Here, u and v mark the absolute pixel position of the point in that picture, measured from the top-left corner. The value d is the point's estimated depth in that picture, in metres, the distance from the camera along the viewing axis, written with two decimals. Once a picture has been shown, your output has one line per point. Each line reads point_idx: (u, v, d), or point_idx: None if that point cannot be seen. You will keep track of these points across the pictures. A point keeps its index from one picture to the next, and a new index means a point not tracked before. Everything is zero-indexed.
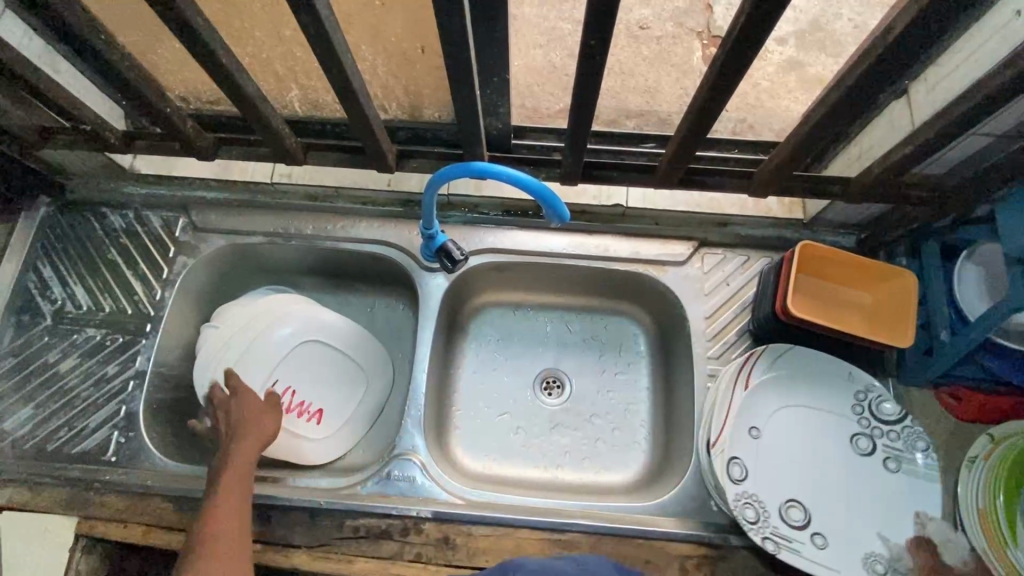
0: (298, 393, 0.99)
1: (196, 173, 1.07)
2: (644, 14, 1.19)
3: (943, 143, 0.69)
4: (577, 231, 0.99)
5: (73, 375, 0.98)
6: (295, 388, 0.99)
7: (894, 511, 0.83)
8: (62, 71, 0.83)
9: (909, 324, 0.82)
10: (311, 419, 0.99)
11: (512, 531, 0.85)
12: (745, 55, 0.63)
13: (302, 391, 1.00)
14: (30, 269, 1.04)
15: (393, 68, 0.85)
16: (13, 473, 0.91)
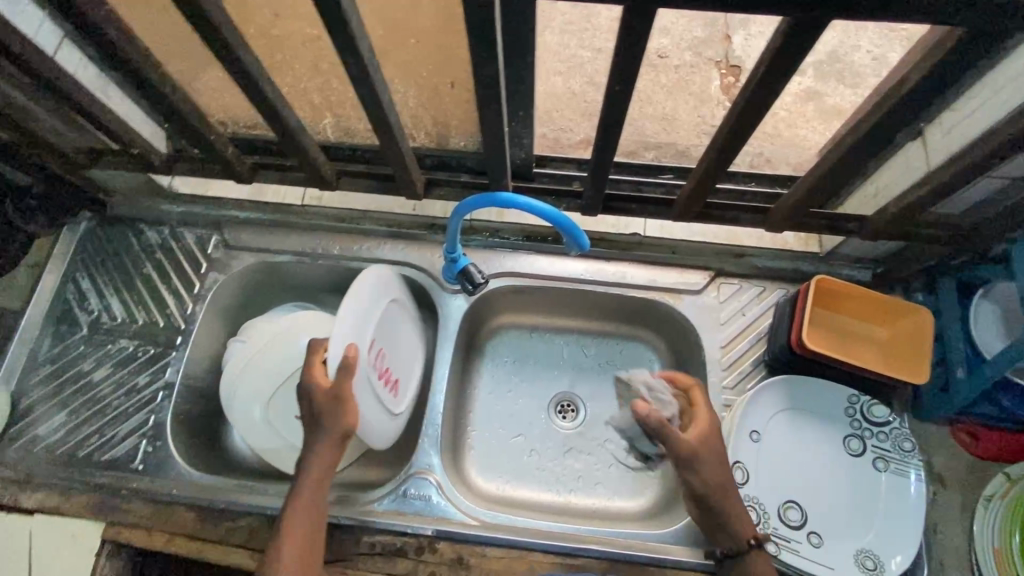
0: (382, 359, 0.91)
1: (233, 194, 1.13)
2: (662, 43, 1.22)
3: (960, 186, 0.71)
4: (597, 259, 1.02)
5: (106, 384, 1.02)
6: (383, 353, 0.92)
7: (893, 514, 0.83)
8: (116, 97, 0.89)
9: (926, 360, 0.83)
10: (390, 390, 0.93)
11: (525, 554, 0.87)
12: (767, 95, 0.66)
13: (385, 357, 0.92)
14: (70, 280, 1.08)
15: (424, 100, 0.89)
16: (46, 477, 0.95)
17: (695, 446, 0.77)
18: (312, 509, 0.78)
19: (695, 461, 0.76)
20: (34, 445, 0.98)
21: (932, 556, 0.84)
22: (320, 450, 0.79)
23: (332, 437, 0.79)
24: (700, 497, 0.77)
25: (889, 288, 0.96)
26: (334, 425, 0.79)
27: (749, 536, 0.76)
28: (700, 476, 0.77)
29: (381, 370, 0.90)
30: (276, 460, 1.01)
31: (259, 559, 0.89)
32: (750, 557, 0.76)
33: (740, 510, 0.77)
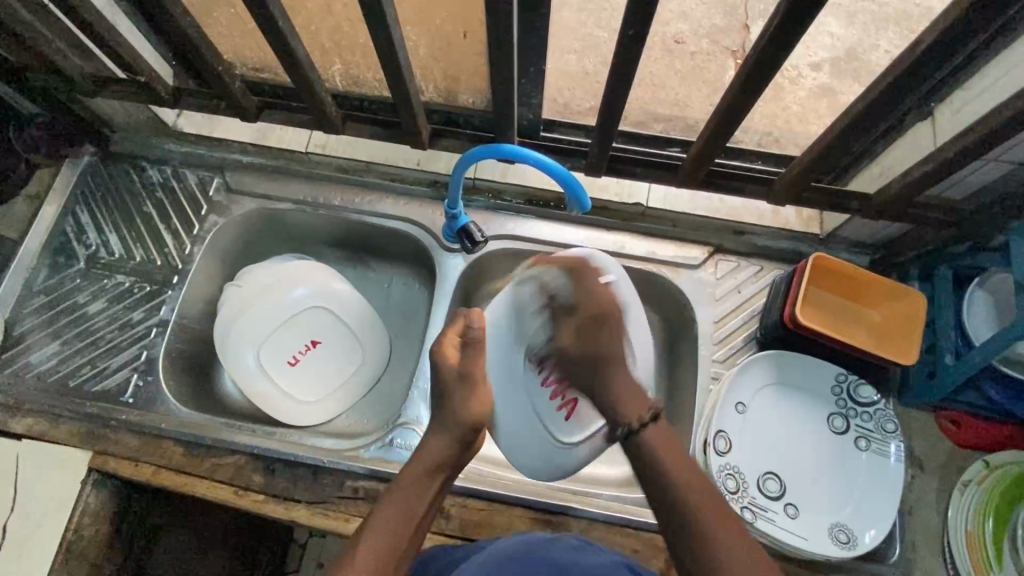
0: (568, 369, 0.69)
1: (236, 137, 1.10)
2: (680, 28, 1.17)
3: (965, 162, 0.71)
4: (598, 227, 1.02)
5: (100, 317, 1.02)
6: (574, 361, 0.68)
7: (870, 493, 0.84)
8: (125, 25, 0.88)
9: (914, 341, 0.84)
10: (566, 411, 0.70)
11: (505, 508, 0.88)
12: (779, 51, 0.66)
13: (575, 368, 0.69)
14: (70, 213, 1.08)
15: (435, 50, 0.88)
16: (35, 403, 0.95)
17: (586, 332, 0.65)
18: (413, 507, 0.65)
19: (598, 321, 0.65)
20: (25, 372, 0.98)
21: (905, 537, 0.85)
22: (432, 443, 0.70)
23: (456, 428, 0.70)
24: (592, 381, 0.64)
25: (887, 274, 0.96)
26: (457, 410, 0.71)
27: (638, 415, 0.63)
28: (602, 336, 0.64)
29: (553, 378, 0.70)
30: (265, 405, 1.02)
31: (241, 496, 0.90)
32: (639, 438, 0.63)
33: (638, 385, 0.64)
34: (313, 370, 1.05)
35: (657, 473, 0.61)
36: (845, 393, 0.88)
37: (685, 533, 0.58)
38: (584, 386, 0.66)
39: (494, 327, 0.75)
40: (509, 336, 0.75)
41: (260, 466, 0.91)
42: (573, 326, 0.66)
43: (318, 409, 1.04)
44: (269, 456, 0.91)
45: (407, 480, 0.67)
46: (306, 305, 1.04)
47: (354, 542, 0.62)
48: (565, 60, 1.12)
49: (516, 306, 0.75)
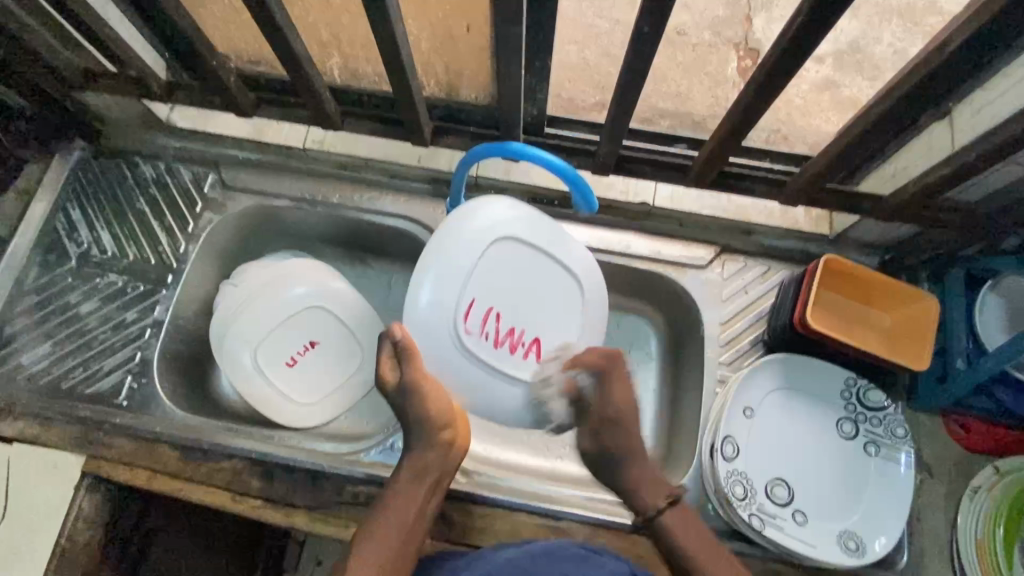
0: (502, 319, 0.83)
1: (232, 132, 1.07)
2: (682, 19, 1.15)
3: (986, 165, 0.69)
4: (603, 226, 0.99)
5: (92, 318, 0.99)
6: (502, 312, 0.83)
7: (878, 499, 0.83)
8: (116, 17, 0.85)
9: (926, 346, 0.83)
10: (527, 354, 0.84)
11: (508, 513, 0.87)
12: (799, 50, 0.64)
13: (506, 315, 0.83)
14: (60, 210, 1.05)
15: (437, 45, 0.85)
16: (27, 406, 0.93)
17: (608, 404, 0.78)
18: (404, 517, 0.70)
19: (614, 425, 0.77)
20: (16, 374, 0.96)
21: (913, 542, 0.84)
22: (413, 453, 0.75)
23: (428, 435, 0.75)
24: (607, 453, 0.77)
25: (896, 275, 0.95)
26: (420, 420, 0.75)
27: (655, 504, 0.74)
28: (615, 433, 0.77)
29: (496, 334, 0.82)
30: (263, 407, 1.00)
31: (240, 501, 0.88)
32: (657, 523, 0.73)
33: (659, 477, 0.77)
34: (311, 371, 1.03)
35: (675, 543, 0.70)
36: (854, 398, 0.87)
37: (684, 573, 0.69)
38: (597, 457, 0.78)
39: (417, 329, 0.79)
40: (427, 335, 0.79)
41: (258, 471, 0.89)
42: (599, 392, 0.79)
43: (316, 411, 1.03)
44: (268, 460, 0.89)
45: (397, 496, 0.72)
46: (304, 306, 1.02)
47: (353, 547, 0.67)
48: (565, 53, 1.09)
49: (440, 295, 0.78)
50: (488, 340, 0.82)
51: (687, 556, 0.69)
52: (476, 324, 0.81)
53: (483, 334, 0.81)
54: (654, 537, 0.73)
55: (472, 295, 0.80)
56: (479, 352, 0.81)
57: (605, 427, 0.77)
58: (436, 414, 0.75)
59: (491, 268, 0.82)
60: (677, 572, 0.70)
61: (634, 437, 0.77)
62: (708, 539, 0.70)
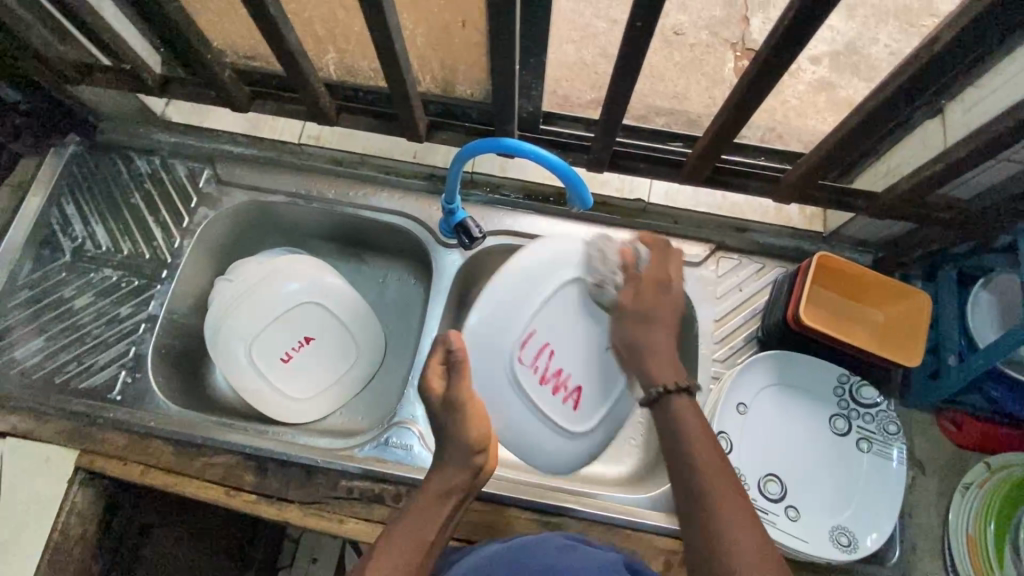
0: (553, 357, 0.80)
1: (227, 127, 1.08)
2: (679, 19, 1.15)
3: (978, 162, 0.69)
4: (597, 224, 1.00)
5: (86, 312, 0.99)
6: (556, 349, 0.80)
7: (869, 495, 0.83)
8: (111, 11, 0.85)
9: (920, 343, 0.83)
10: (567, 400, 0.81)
11: (503, 509, 0.87)
12: (793, 46, 0.64)
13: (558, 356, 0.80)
14: (54, 204, 1.05)
15: (432, 40, 0.85)
16: (19, 400, 0.93)
17: (645, 294, 0.76)
18: (419, 534, 0.67)
19: (662, 286, 0.77)
20: (10, 368, 0.96)
21: (906, 538, 0.84)
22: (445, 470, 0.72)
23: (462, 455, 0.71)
24: (627, 349, 0.75)
25: (890, 273, 0.95)
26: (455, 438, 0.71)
27: (664, 381, 0.71)
28: (663, 304, 0.76)
29: (543, 370, 0.79)
30: (258, 403, 1.00)
31: (233, 496, 0.88)
32: (667, 400, 0.71)
33: (674, 360, 0.74)
34: (305, 367, 1.03)
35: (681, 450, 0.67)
36: (848, 395, 0.87)
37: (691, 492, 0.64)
38: (629, 335, 0.75)
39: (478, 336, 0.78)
40: (486, 347, 0.78)
41: (252, 466, 0.89)
42: (634, 290, 0.76)
43: (310, 407, 1.02)
44: (261, 455, 0.89)
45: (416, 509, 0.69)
46: (299, 301, 1.02)
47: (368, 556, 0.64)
48: (562, 51, 1.09)
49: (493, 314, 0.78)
50: (536, 377, 0.79)
51: (718, 505, 0.62)
52: (529, 356, 0.78)
53: (533, 367, 0.79)
54: (665, 432, 0.69)
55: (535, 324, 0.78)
56: (528, 384, 0.79)
57: (630, 349, 0.75)
58: (476, 436, 0.70)
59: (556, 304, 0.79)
60: (686, 510, 0.64)
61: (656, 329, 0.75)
62: (738, 488, 0.63)
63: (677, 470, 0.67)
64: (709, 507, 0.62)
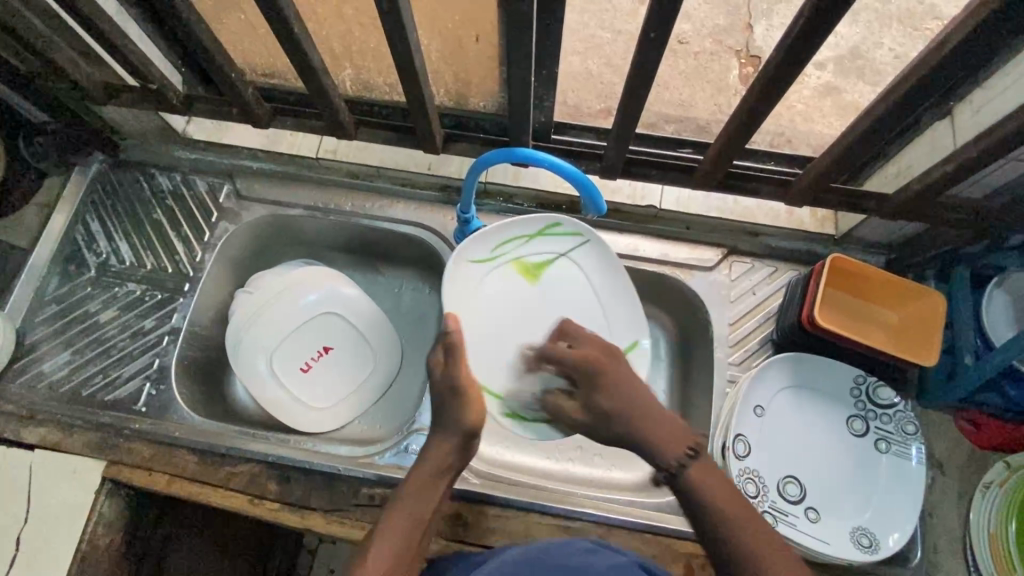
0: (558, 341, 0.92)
1: (245, 143, 1.09)
2: (684, 29, 1.17)
3: (987, 162, 0.70)
4: (609, 230, 1.01)
5: (111, 326, 1.01)
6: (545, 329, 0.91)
7: (890, 497, 0.83)
8: (138, 33, 0.88)
9: (936, 343, 0.83)
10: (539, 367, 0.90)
11: (523, 514, 0.87)
12: (804, 51, 0.65)
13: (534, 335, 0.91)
14: (79, 221, 1.08)
15: (447, 55, 0.87)
16: (47, 412, 0.95)
17: (582, 396, 0.77)
18: (415, 513, 0.70)
19: (612, 357, 0.79)
20: (37, 381, 0.98)
21: (926, 539, 0.84)
22: (433, 446, 0.75)
23: (455, 433, 0.75)
24: (604, 423, 0.73)
25: (902, 274, 0.96)
26: (458, 420, 0.75)
27: (675, 456, 0.66)
28: (613, 395, 0.73)
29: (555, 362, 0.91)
30: (279, 412, 1.01)
31: (257, 505, 0.89)
32: (683, 477, 0.65)
33: (667, 424, 0.70)
34: (325, 377, 1.05)
35: (698, 505, 0.63)
36: (866, 396, 0.88)
37: (719, 545, 0.61)
38: (615, 432, 0.72)
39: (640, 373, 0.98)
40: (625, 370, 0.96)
41: (275, 474, 0.91)
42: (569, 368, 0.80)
43: (329, 417, 1.04)
44: (283, 463, 0.90)
45: (414, 484, 0.72)
46: (318, 311, 1.05)
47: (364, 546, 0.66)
48: (574, 63, 1.11)
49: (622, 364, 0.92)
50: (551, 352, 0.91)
51: (730, 559, 0.60)
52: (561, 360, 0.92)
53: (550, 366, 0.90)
54: (676, 493, 0.66)
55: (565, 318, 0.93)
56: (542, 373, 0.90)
57: (608, 391, 0.74)
58: (475, 419, 0.75)
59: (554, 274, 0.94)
60: (697, 523, 0.63)
61: (619, 394, 0.73)
62: (754, 518, 0.60)
63: (703, 531, 0.63)
64: (704, 523, 0.62)
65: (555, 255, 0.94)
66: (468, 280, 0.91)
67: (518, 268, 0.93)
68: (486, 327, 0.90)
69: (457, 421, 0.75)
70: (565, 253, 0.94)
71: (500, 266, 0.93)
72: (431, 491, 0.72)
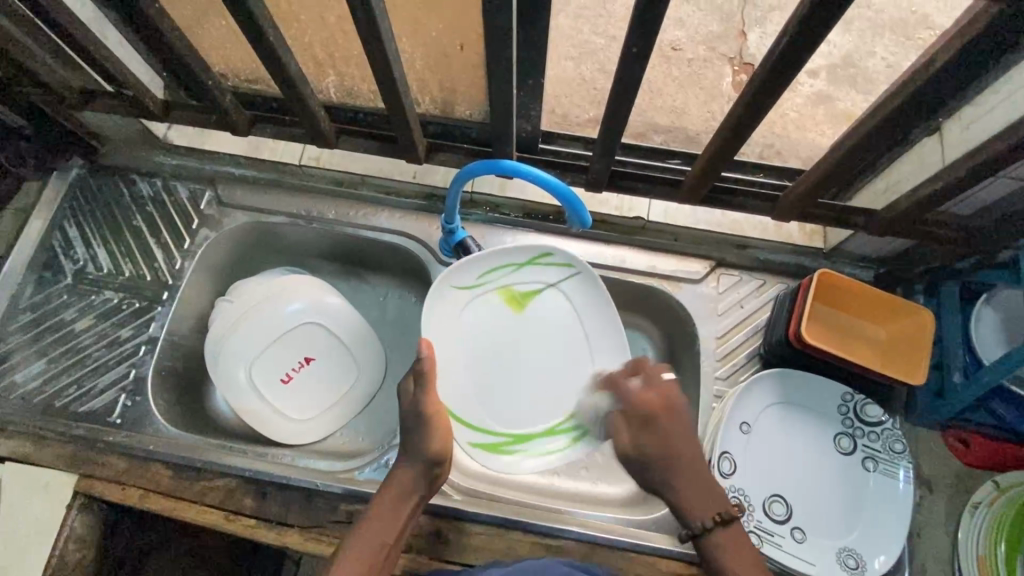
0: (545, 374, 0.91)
1: (227, 149, 1.08)
2: (677, 35, 1.16)
3: (974, 181, 0.69)
4: (597, 240, 1.00)
5: (87, 335, 0.99)
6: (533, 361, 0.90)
7: (877, 517, 0.82)
8: (114, 38, 0.86)
9: (923, 362, 0.82)
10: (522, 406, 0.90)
11: (505, 533, 0.86)
12: (791, 66, 0.64)
13: (518, 363, 0.90)
14: (57, 227, 1.05)
15: (430, 63, 0.86)
16: (19, 424, 0.93)
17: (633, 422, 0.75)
18: (381, 536, 0.74)
19: (649, 424, 0.74)
20: (10, 392, 0.95)
21: (913, 559, 0.83)
22: (400, 472, 0.78)
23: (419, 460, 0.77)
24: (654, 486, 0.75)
25: (892, 288, 0.95)
26: (417, 446, 0.77)
27: (702, 518, 0.72)
28: (664, 477, 0.74)
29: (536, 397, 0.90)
30: (259, 424, 0.99)
31: (233, 521, 0.87)
32: (707, 539, 0.72)
33: (711, 487, 0.74)
34: (306, 387, 1.03)
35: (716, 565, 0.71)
36: (857, 413, 0.86)
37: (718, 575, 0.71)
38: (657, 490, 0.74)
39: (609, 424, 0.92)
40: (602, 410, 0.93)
41: (252, 489, 0.89)
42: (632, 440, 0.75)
43: (310, 427, 1.02)
44: (260, 478, 0.88)
45: (383, 507, 0.75)
46: (300, 321, 1.02)
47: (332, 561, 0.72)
48: (566, 67, 1.10)
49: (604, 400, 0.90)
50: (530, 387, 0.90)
51: None
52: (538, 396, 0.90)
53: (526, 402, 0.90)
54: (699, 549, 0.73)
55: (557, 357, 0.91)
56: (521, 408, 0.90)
57: (661, 465, 0.74)
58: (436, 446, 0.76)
59: (559, 307, 0.92)
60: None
61: (693, 471, 0.74)
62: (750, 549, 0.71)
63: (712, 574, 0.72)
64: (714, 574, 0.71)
65: (543, 284, 0.92)
66: (450, 305, 0.89)
67: (504, 298, 0.91)
68: (463, 347, 0.89)
69: (421, 447, 0.77)
70: (553, 283, 0.92)
71: (485, 294, 0.91)
72: (402, 514, 0.76)
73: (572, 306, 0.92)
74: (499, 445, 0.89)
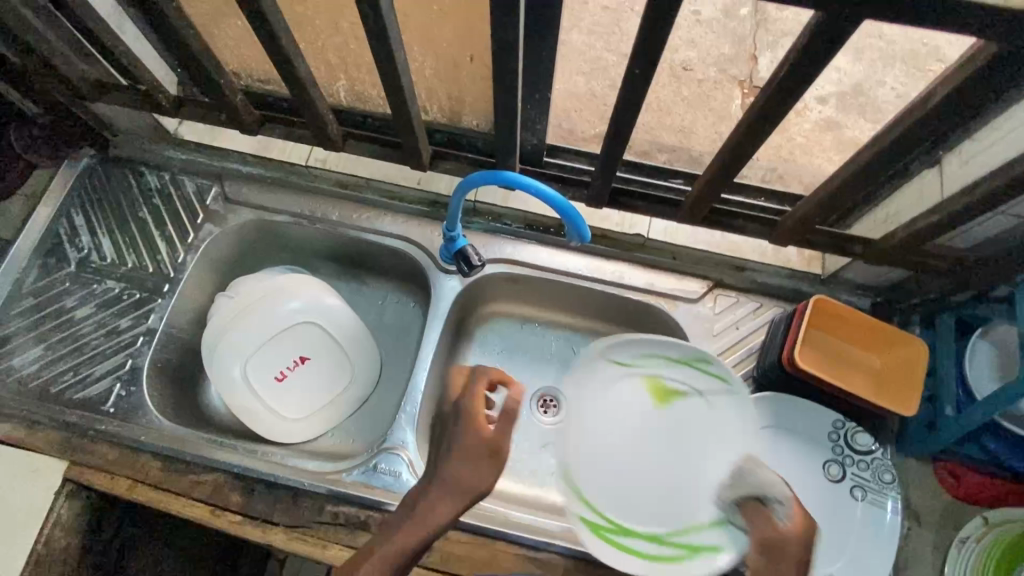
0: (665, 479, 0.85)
1: (236, 147, 1.10)
2: (689, 56, 1.17)
3: (971, 216, 0.70)
4: (598, 256, 1.01)
5: (86, 323, 1.00)
6: (642, 459, 0.86)
7: (862, 547, 0.82)
8: (132, 34, 0.88)
9: (915, 392, 0.83)
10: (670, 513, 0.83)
11: (489, 542, 0.86)
12: (793, 93, 0.65)
13: (623, 457, 0.86)
14: (64, 215, 1.07)
15: (440, 72, 0.87)
16: (13, 408, 0.93)
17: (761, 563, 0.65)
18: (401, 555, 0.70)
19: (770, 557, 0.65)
20: (7, 375, 0.96)
21: None
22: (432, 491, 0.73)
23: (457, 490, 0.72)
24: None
25: (889, 318, 0.95)
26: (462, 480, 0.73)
27: None
28: None
29: (650, 504, 0.84)
30: (253, 421, 1.00)
31: (219, 516, 0.87)
32: None
33: None
34: (302, 386, 1.04)
35: None
36: (846, 438, 0.87)
37: None
38: None
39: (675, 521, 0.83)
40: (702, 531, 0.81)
41: (240, 485, 0.89)
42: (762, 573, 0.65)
43: (303, 426, 1.03)
44: (249, 475, 0.89)
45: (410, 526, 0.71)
46: (299, 321, 1.03)
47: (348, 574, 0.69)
48: (581, 84, 1.10)
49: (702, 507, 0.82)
50: (646, 490, 0.85)
51: None
52: (652, 505, 0.84)
53: (632, 506, 0.85)
54: None
55: (683, 464, 0.84)
56: (632, 502, 0.85)
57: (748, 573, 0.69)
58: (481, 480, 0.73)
59: (712, 413, 0.87)
60: None
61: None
62: None
63: None
64: None
65: (688, 387, 0.87)
66: (602, 378, 0.89)
67: (651, 387, 0.87)
68: (603, 436, 0.87)
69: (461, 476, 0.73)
70: (700, 390, 0.87)
71: (634, 378, 0.88)
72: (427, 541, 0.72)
73: (715, 414, 0.87)
74: (603, 528, 0.84)
